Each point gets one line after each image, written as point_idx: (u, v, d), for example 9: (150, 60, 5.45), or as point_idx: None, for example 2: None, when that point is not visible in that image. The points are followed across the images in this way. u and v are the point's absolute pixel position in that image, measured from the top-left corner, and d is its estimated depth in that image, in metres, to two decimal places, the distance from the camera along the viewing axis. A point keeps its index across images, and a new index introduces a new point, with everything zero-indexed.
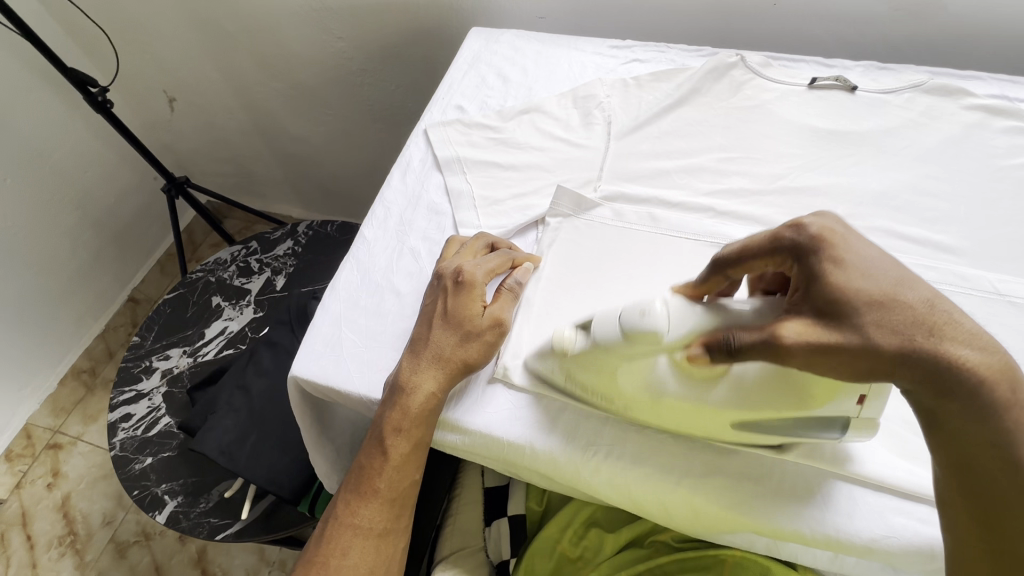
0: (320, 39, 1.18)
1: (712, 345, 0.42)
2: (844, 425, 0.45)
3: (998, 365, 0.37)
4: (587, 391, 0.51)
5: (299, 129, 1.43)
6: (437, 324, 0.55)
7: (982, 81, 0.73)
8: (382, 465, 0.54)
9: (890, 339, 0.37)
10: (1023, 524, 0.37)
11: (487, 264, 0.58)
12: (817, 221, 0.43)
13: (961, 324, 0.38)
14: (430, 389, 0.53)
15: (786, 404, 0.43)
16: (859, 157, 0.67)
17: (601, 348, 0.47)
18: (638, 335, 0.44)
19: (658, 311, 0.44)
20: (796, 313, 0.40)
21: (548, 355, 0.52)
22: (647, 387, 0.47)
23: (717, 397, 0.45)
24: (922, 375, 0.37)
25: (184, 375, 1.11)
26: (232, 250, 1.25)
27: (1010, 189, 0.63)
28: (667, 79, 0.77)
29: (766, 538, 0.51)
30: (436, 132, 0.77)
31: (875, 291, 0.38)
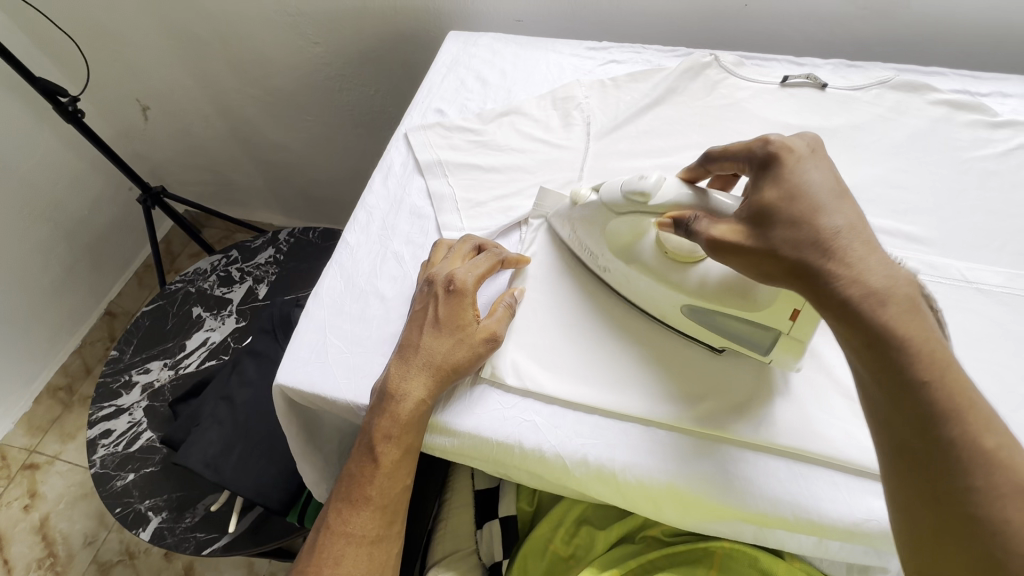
0: (297, 45, 1.17)
1: (681, 221, 0.48)
2: (775, 342, 0.51)
3: (889, 284, 0.39)
4: (586, 254, 0.60)
5: (277, 136, 1.42)
6: (426, 329, 0.55)
7: (946, 76, 0.76)
8: (373, 474, 0.54)
9: (785, 250, 0.42)
10: (896, 424, 0.37)
11: (477, 271, 0.58)
12: (785, 140, 0.47)
13: (856, 248, 0.40)
14: (418, 395, 0.53)
15: (724, 296, 0.51)
16: (831, 152, 0.69)
17: (605, 204, 0.56)
18: (633, 194, 0.52)
19: (653, 179, 0.51)
20: (732, 219, 0.46)
21: (566, 216, 0.61)
22: (629, 249, 0.56)
23: (675, 273, 0.53)
24: (807, 284, 0.41)
25: (165, 389, 1.09)
26: (212, 260, 1.23)
27: (975, 180, 0.65)
28: (645, 80, 0.78)
29: (754, 527, 0.52)
30: (417, 135, 0.77)
31: (792, 211, 0.42)
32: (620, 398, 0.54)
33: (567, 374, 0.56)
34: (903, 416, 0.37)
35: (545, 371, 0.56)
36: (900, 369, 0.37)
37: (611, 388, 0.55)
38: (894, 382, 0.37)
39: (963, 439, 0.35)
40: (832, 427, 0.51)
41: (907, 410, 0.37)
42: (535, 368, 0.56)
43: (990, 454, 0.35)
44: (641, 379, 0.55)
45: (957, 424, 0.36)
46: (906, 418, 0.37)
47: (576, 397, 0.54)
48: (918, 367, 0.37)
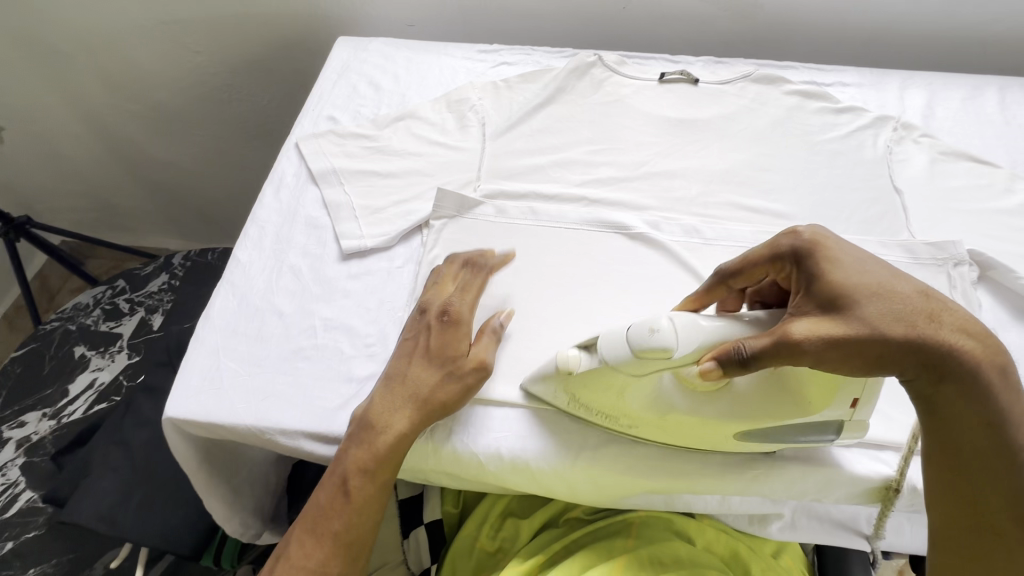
0: (173, 54, 1.10)
1: (727, 360, 0.42)
2: (839, 428, 0.48)
3: (994, 353, 0.41)
4: (568, 402, 0.52)
5: (163, 154, 1.31)
6: (416, 359, 0.54)
7: (797, 69, 0.85)
8: (344, 508, 0.50)
9: (894, 328, 0.40)
10: (999, 494, 0.41)
11: (467, 298, 0.57)
12: (816, 228, 0.46)
13: (959, 315, 0.41)
14: (402, 426, 0.51)
15: (783, 412, 0.46)
16: (706, 141, 0.75)
17: (609, 365, 0.47)
18: (646, 353, 0.44)
19: (665, 328, 0.44)
20: (803, 312, 0.43)
21: (551, 378, 0.52)
22: (649, 404, 0.49)
23: (718, 408, 0.47)
24: (924, 361, 0.40)
25: (46, 441, 0.96)
26: (94, 293, 1.12)
27: (825, 159, 0.74)
28: (535, 80, 0.80)
29: (661, 495, 0.55)
30: (308, 145, 0.74)
31: (877, 286, 0.41)
32: None
33: None
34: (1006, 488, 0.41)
35: None
36: (1022, 452, 0.40)
37: (518, 378, 0.56)
38: (1005, 456, 0.41)
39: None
40: None
41: (1018, 475, 0.40)
42: None
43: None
44: None
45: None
46: (1012, 489, 0.41)
47: (485, 392, 0.55)
48: None
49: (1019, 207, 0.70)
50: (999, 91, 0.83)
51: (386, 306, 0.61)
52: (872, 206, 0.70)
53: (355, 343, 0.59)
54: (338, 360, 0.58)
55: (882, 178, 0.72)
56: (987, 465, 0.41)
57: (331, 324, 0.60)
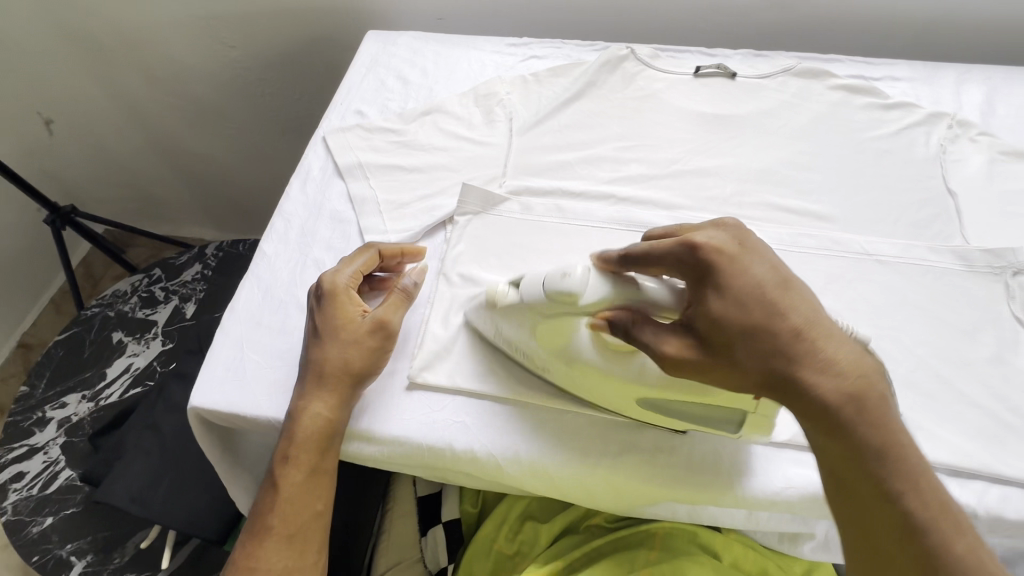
0: (210, 49, 1.12)
1: (616, 323, 0.45)
2: (742, 422, 0.47)
3: (867, 392, 0.39)
4: (519, 353, 0.53)
5: (199, 146, 1.35)
6: (331, 340, 0.52)
7: (843, 63, 0.80)
8: (273, 501, 0.50)
9: (756, 365, 0.40)
10: (880, 534, 0.37)
11: (356, 265, 0.56)
12: (711, 240, 0.43)
13: (824, 350, 0.40)
14: (320, 411, 0.50)
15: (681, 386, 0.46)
16: (743, 138, 0.72)
17: (526, 304, 0.49)
18: (559, 295, 0.46)
19: (578, 274, 0.46)
20: (676, 328, 0.43)
21: (484, 309, 0.54)
22: (563, 350, 0.50)
23: (622, 368, 0.47)
24: (784, 399, 0.40)
25: (85, 423, 1.00)
26: (132, 280, 1.16)
27: (871, 158, 0.70)
28: (564, 74, 0.78)
29: (687, 507, 0.53)
30: (336, 138, 0.74)
31: (746, 318, 0.41)
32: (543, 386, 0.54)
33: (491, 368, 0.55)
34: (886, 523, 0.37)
35: (469, 369, 0.55)
36: (895, 498, 0.37)
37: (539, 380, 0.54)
38: (876, 492, 0.37)
39: (939, 545, 0.36)
40: None
41: (898, 525, 0.37)
42: (459, 363, 0.55)
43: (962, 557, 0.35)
44: None
45: (932, 529, 0.36)
46: (898, 537, 0.36)
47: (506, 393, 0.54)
48: (904, 483, 0.37)
49: None
50: None
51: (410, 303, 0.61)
52: (922, 208, 0.65)
53: None
54: None
55: (934, 179, 0.67)
56: (867, 513, 0.38)
57: None
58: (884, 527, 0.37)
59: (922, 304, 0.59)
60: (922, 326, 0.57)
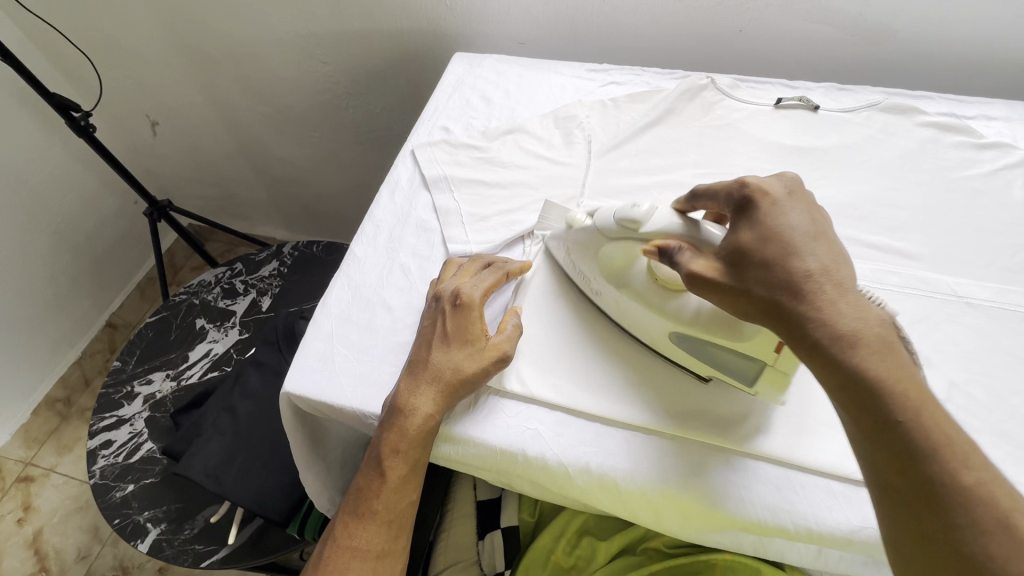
0: (305, 64, 1.21)
1: (667, 250, 0.49)
2: (758, 375, 0.51)
3: (862, 324, 0.39)
4: (580, 277, 0.60)
5: (284, 152, 1.45)
6: (437, 346, 0.55)
7: (933, 100, 0.79)
8: (378, 488, 0.53)
9: (758, 290, 0.43)
10: (881, 458, 0.37)
11: (483, 285, 0.59)
12: (760, 183, 0.47)
13: (826, 289, 0.41)
14: (430, 411, 0.53)
15: (714, 327, 0.50)
16: (824, 171, 0.72)
17: (597, 229, 0.57)
18: (625, 223, 0.54)
19: (645, 208, 0.53)
20: (712, 254, 0.47)
21: (561, 237, 0.62)
22: (619, 275, 0.56)
23: (665, 303, 0.53)
24: (782, 326, 0.42)
25: (167, 400, 1.08)
26: (216, 272, 1.25)
27: (963, 199, 0.68)
28: (644, 100, 0.81)
29: (754, 537, 0.52)
30: (423, 152, 0.79)
31: (765, 251, 0.43)
32: (613, 405, 0.55)
33: (568, 381, 0.57)
34: (883, 449, 0.37)
35: (548, 378, 0.57)
36: (878, 412, 0.38)
37: (611, 395, 0.56)
38: (872, 416, 0.38)
39: (943, 472, 0.35)
40: (826, 440, 0.52)
41: (888, 441, 0.37)
42: (539, 374, 0.57)
43: (969, 488, 0.35)
44: (644, 389, 0.56)
45: (936, 456, 0.36)
46: (888, 451, 0.37)
47: (581, 405, 0.55)
48: (887, 401, 0.37)
49: None
50: None
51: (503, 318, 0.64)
52: (1017, 253, 0.63)
53: None
54: None
55: None
56: (866, 432, 0.38)
57: None
58: (881, 453, 0.37)
59: (1017, 351, 0.56)
60: (1016, 374, 0.55)
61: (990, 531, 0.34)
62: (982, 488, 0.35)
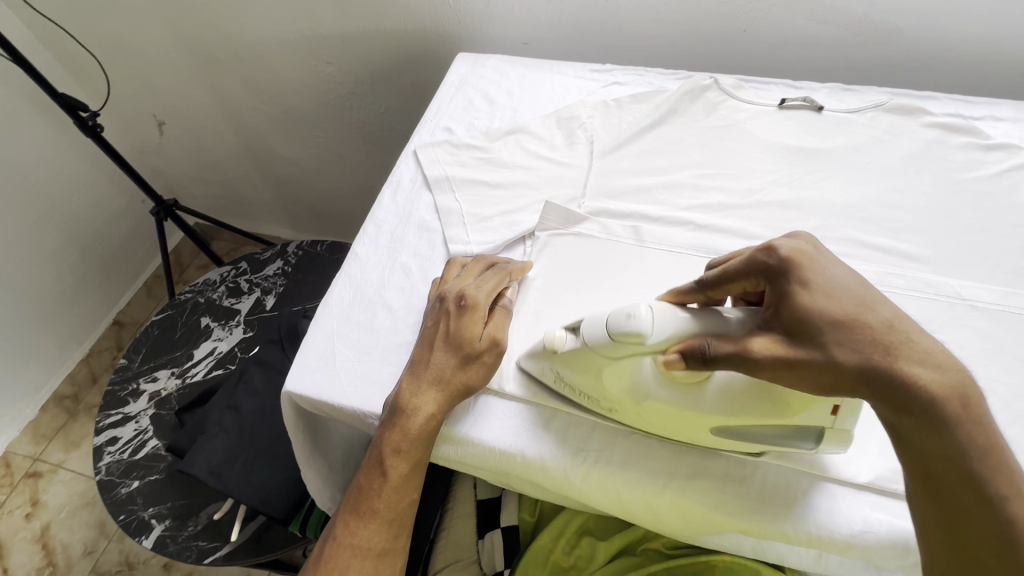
0: (308, 64, 1.21)
1: (689, 352, 0.44)
2: (820, 437, 0.46)
3: (955, 383, 0.38)
4: (571, 391, 0.54)
5: (289, 151, 1.45)
6: (438, 346, 0.55)
7: (939, 100, 0.78)
8: (380, 486, 0.54)
9: (847, 356, 0.39)
10: (984, 534, 0.36)
11: (487, 286, 0.59)
12: (789, 244, 0.45)
13: (918, 343, 0.39)
14: (431, 410, 0.53)
15: (762, 412, 0.45)
16: (827, 172, 0.71)
17: (589, 346, 0.49)
18: (624, 337, 0.46)
19: (643, 314, 0.46)
20: (765, 331, 0.43)
21: (541, 355, 0.54)
22: (629, 390, 0.49)
23: (695, 399, 0.47)
24: (880, 393, 0.38)
25: (172, 397, 1.09)
26: (222, 271, 1.25)
27: (968, 201, 0.67)
28: (647, 101, 0.80)
29: (753, 539, 0.52)
30: (425, 152, 0.79)
31: (845, 311, 0.40)
32: None
33: None
34: (985, 526, 0.37)
35: None
36: (983, 484, 0.37)
37: None
38: (976, 490, 0.37)
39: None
40: None
41: (996, 515, 0.36)
42: (538, 374, 0.57)
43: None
44: None
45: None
46: (994, 525, 0.36)
47: (580, 405, 0.55)
48: (990, 470, 0.37)
49: None
50: None
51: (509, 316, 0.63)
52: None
53: None
54: None
55: None
56: (972, 506, 0.37)
57: None
58: (989, 529, 0.36)
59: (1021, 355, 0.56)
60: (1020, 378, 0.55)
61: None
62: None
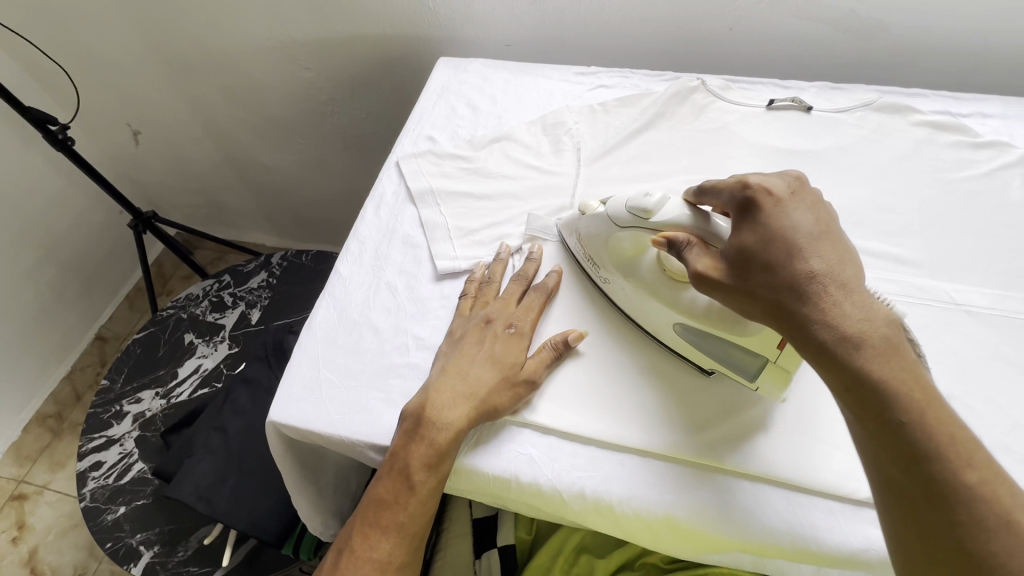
0: (287, 70, 1.18)
1: (675, 242, 0.49)
2: (761, 368, 0.52)
3: (865, 325, 0.40)
4: (585, 258, 0.61)
5: (270, 159, 1.42)
6: (478, 361, 0.55)
7: (928, 98, 0.77)
8: (406, 500, 0.52)
9: (762, 291, 0.43)
10: (888, 460, 0.38)
11: (529, 313, 0.59)
12: (764, 181, 0.48)
13: (833, 293, 0.42)
14: (460, 424, 0.52)
15: (718, 321, 0.51)
16: (818, 175, 0.70)
17: (609, 218, 0.57)
18: (637, 212, 0.54)
19: (657, 198, 0.53)
20: (715, 251, 0.48)
21: (572, 224, 0.63)
22: (628, 266, 0.57)
23: (676, 294, 0.54)
24: (785, 326, 0.42)
25: (157, 419, 1.07)
26: (205, 285, 1.22)
27: (960, 201, 0.66)
28: (633, 104, 0.79)
29: (753, 557, 0.51)
30: (408, 164, 0.77)
31: (768, 253, 0.44)
32: (605, 427, 0.53)
33: (562, 403, 0.55)
34: (887, 451, 0.38)
35: (542, 401, 0.55)
36: (887, 411, 0.38)
37: (605, 416, 0.54)
38: (883, 419, 0.38)
39: (947, 471, 0.37)
40: (827, 458, 0.51)
41: (901, 440, 0.38)
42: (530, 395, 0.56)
43: (972, 486, 0.36)
44: (639, 409, 0.54)
45: (940, 455, 0.37)
46: (898, 452, 0.38)
47: (574, 428, 0.54)
48: (901, 402, 0.38)
49: None
50: None
51: None
52: (1017, 256, 0.62)
53: None
54: None
55: None
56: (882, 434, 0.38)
57: (424, 343, 0.61)
58: (890, 456, 0.38)
59: (1018, 361, 0.55)
60: (1017, 385, 0.54)
61: (985, 525, 0.36)
62: (984, 486, 0.36)
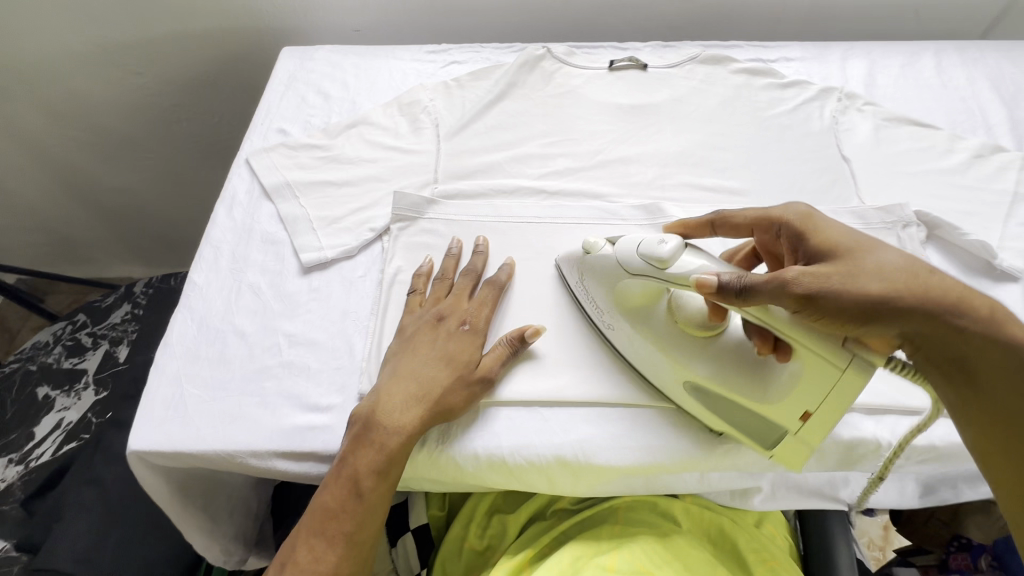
0: (115, 78, 1.06)
1: (728, 285, 0.44)
2: (779, 440, 0.50)
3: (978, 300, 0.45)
4: (590, 304, 0.57)
5: (115, 180, 1.25)
6: (431, 360, 0.53)
7: (743, 48, 0.87)
8: (353, 509, 0.49)
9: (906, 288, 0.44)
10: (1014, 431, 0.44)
11: (481, 310, 0.57)
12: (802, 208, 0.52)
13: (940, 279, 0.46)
14: (409, 426, 0.50)
15: (735, 386, 0.49)
16: (658, 125, 0.76)
17: (621, 264, 0.52)
18: (655, 262, 0.49)
19: (676, 246, 0.48)
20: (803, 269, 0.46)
21: (574, 259, 0.58)
22: (638, 313, 0.53)
23: (690, 347, 0.51)
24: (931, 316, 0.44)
25: (15, 488, 0.90)
26: (55, 330, 1.10)
27: (774, 134, 0.75)
28: (486, 77, 0.80)
29: (642, 478, 0.55)
30: (260, 159, 0.73)
31: (888, 256, 0.46)
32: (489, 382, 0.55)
33: None
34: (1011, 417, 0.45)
35: None
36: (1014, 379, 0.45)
37: None
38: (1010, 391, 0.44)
39: None
40: None
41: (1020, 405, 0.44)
42: None
43: None
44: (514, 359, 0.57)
45: None
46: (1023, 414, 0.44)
47: None
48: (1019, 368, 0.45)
49: (959, 165, 0.72)
50: (935, 56, 0.86)
51: (349, 317, 0.61)
52: (822, 175, 0.71)
53: (321, 357, 0.58)
54: (306, 376, 0.56)
55: (830, 148, 0.73)
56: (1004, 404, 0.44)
57: (296, 339, 0.59)
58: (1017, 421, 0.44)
59: None
60: None
61: None
62: None
